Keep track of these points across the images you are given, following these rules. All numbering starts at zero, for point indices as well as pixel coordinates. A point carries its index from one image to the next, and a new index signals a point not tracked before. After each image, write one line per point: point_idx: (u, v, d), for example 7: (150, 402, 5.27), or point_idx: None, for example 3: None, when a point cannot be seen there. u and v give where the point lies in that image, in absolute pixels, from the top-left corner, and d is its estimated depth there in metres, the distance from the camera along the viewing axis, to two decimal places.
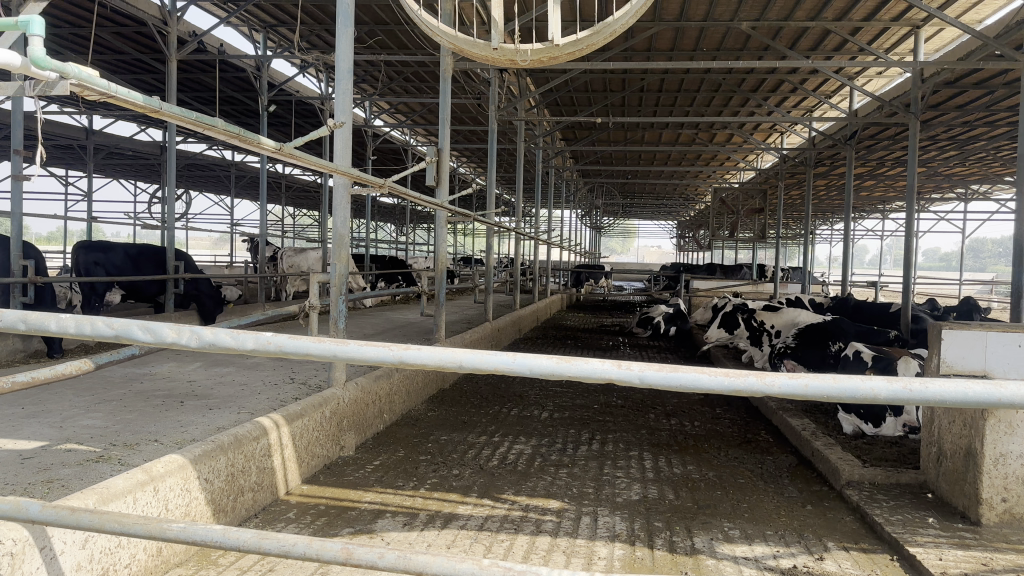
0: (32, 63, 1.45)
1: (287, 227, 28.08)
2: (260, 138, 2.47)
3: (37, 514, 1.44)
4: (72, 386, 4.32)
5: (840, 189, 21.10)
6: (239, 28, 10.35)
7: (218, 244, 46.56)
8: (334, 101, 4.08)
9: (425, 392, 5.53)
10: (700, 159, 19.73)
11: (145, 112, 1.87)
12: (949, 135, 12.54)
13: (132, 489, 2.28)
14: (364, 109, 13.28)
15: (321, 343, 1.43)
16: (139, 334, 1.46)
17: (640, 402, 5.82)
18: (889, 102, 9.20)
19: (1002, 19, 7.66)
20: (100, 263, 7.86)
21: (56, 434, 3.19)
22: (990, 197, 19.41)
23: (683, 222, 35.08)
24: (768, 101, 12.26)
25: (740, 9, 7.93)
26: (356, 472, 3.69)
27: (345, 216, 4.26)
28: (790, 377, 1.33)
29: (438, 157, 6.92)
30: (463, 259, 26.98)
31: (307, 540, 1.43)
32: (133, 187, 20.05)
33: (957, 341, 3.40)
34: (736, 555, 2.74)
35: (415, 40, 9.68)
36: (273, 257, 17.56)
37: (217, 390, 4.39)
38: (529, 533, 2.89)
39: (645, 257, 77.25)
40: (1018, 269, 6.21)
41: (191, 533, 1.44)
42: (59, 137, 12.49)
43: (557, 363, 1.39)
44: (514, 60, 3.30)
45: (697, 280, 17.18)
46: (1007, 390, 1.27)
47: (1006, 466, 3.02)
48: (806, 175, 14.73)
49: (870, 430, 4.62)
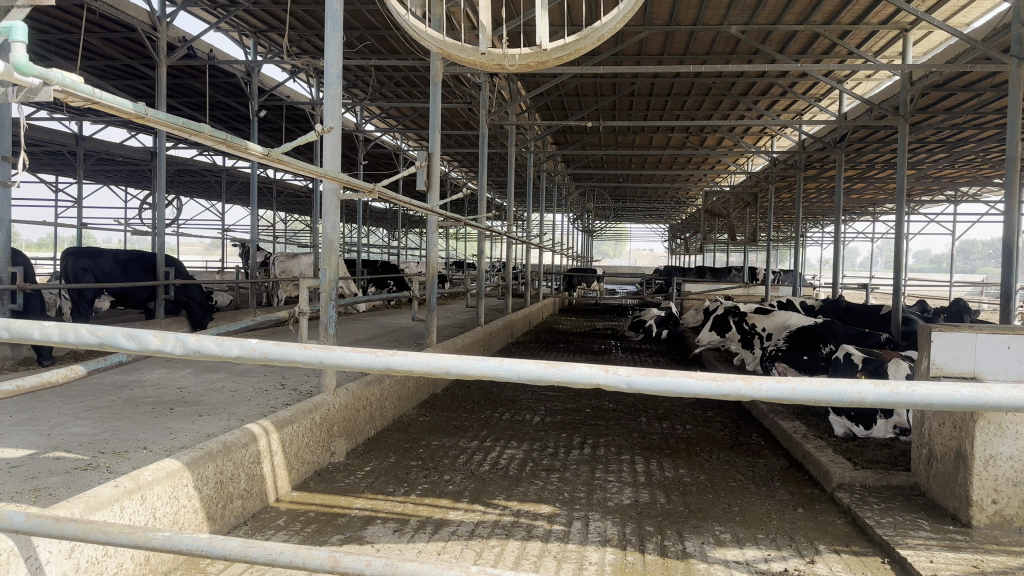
0: (15, 69, 1.44)
1: (281, 233, 28.04)
2: (248, 144, 2.46)
3: (20, 523, 1.42)
4: (60, 392, 4.27)
5: (831, 192, 21.27)
6: (228, 34, 10.31)
7: (210, 248, 46.64)
8: (323, 105, 4.07)
9: (416, 397, 5.51)
10: (692, 163, 19.83)
11: (130, 118, 1.86)
12: (937, 137, 12.66)
13: (120, 498, 2.26)
14: (355, 114, 13.28)
15: (306, 350, 1.43)
16: (123, 342, 1.45)
17: (631, 406, 5.82)
18: (879, 105, 9.27)
19: (988, 23, 7.77)
20: (89, 269, 7.71)
21: (43, 443, 3.15)
22: (979, 198, 19.57)
23: (675, 226, 35.33)
24: (757, 105, 12.35)
25: (730, 12, 8.02)
26: (346, 478, 3.67)
27: (335, 221, 4.24)
28: (778, 381, 1.35)
29: (428, 162, 6.85)
30: (456, 263, 27.00)
31: (294, 548, 1.42)
32: (123, 193, 19.92)
33: (946, 343, 3.45)
34: (728, 559, 2.75)
35: (406, 45, 9.70)
36: (264, 262, 17.49)
37: (206, 396, 4.36)
38: (520, 539, 2.88)
39: (637, 260, 77.39)
40: (1008, 270, 6.23)
41: (176, 541, 1.42)
42: (48, 142, 12.40)
43: (544, 368, 1.38)
44: (502, 65, 3.29)
45: (688, 284, 17.24)
46: (994, 393, 1.27)
47: (996, 468, 3.03)
48: (796, 177, 14.79)
49: (861, 432, 4.64)
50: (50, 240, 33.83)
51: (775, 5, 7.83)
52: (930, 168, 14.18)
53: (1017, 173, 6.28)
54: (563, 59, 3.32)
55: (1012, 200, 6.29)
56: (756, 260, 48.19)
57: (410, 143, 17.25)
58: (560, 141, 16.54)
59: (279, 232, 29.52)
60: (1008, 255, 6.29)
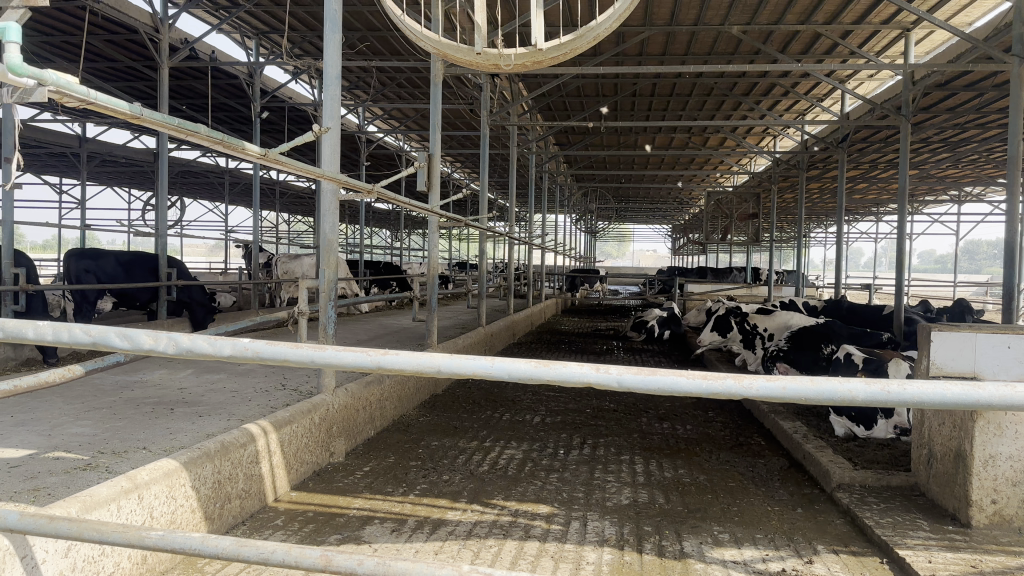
0: (9, 69, 1.44)
1: (284, 235, 28.13)
2: (245, 144, 2.46)
3: (15, 522, 1.43)
4: (61, 393, 4.29)
5: (835, 193, 21.23)
6: (230, 35, 10.35)
7: (214, 249, 46.99)
8: (323, 105, 4.08)
9: (417, 398, 5.51)
10: (694, 163, 19.82)
11: (126, 118, 1.86)
12: (940, 137, 12.62)
13: (116, 497, 2.26)
14: (357, 115, 13.30)
15: (298, 350, 1.44)
16: (117, 341, 1.45)
17: (632, 406, 5.81)
18: (880, 105, 9.26)
19: (989, 22, 7.76)
20: (91, 270, 7.75)
21: (43, 443, 3.16)
22: (984, 198, 19.49)
23: (678, 226, 35.30)
24: (759, 105, 12.33)
25: (730, 13, 8.03)
26: (345, 478, 3.67)
27: (334, 222, 4.24)
28: (768, 379, 1.36)
29: (428, 162, 6.85)
30: (459, 264, 26.99)
31: (287, 547, 1.42)
32: (127, 195, 19.97)
33: (946, 343, 3.43)
34: (725, 559, 2.74)
35: (407, 46, 9.71)
36: (267, 263, 17.53)
37: (206, 396, 4.37)
38: (517, 538, 2.88)
39: (641, 261, 77.40)
40: (1011, 269, 6.20)
41: (170, 540, 1.43)
42: (52, 144, 12.45)
43: (535, 367, 1.38)
44: (498, 64, 3.29)
45: (691, 284, 17.21)
46: (986, 392, 1.27)
47: (996, 467, 3.02)
48: (799, 178, 14.78)
49: (862, 432, 4.63)
50: (54, 241, 34.05)
51: (775, 5, 7.81)
52: (934, 168, 14.14)
53: (1018, 173, 6.25)
54: (558, 59, 3.31)
55: (1014, 199, 6.25)
56: (760, 261, 48.07)
57: (413, 144, 17.27)
58: (562, 141, 16.54)
59: (282, 234, 29.59)
60: (1009, 255, 6.26)
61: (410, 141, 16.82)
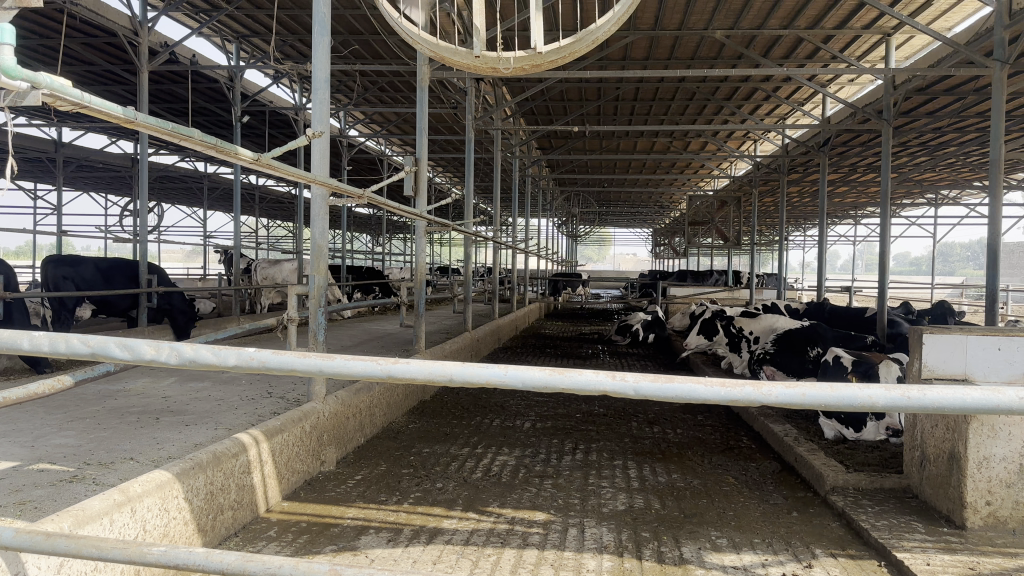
0: (2, 72, 1.39)
1: (264, 239, 27.92)
2: (238, 149, 2.40)
3: (9, 539, 1.37)
4: (44, 402, 4.19)
5: (814, 196, 21.52)
6: (211, 37, 10.20)
7: (191, 255, 46.60)
8: (312, 110, 4.02)
9: (405, 404, 5.44)
10: (675, 167, 20.02)
11: (120, 123, 1.81)
12: (920, 141, 12.81)
13: (109, 511, 2.18)
14: (339, 118, 13.18)
15: (305, 359, 1.39)
16: (116, 351, 1.41)
17: (622, 411, 5.80)
18: (862, 109, 9.40)
19: (970, 27, 7.92)
20: (70, 278, 7.66)
21: (27, 455, 3.07)
22: (959, 201, 19.79)
23: (660, 229, 35.62)
24: (741, 109, 12.42)
25: (714, 18, 8.10)
26: (337, 487, 3.61)
27: (324, 227, 4.19)
28: (787, 386, 1.35)
29: (416, 166, 6.76)
30: (441, 268, 26.86)
31: (293, 561, 1.38)
32: (104, 200, 19.65)
33: (937, 345, 3.45)
34: (725, 564, 2.75)
35: (392, 49, 9.66)
36: (247, 269, 17.34)
37: (193, 405, 4.28)
38: (515, 547, 2.86)
39: (623, 263, 78.48)
40: (994, 270, 6.29)
41: (173, 556, 1.39)
42: (27, 149, 12.19)
43: (549, 375, 1.37)
44: (496, 68, 3.26)
45: (673, 288, 17.30)
46: (1006, 397, 1.27)
47: (989, 469, 3.06)
48: (779, 182, 14.96)
49: (852, 435, 4.68)
50: (29, 248, 33.66)
51: (760, 8, 7.90)
52: (911, 170, 14.34)
53: (1001, 175, 6.37)
54: (558, 61, 3.29)
55: (997, 202, 6.36)
56: (740, 265, 48.45)
57: (395, 147, 17.16)
58: (544, 145, 16.60)
59: (263, 239, 29.36)
60: (992, 255, 6.36)
61: (392, 145, 16.70)
